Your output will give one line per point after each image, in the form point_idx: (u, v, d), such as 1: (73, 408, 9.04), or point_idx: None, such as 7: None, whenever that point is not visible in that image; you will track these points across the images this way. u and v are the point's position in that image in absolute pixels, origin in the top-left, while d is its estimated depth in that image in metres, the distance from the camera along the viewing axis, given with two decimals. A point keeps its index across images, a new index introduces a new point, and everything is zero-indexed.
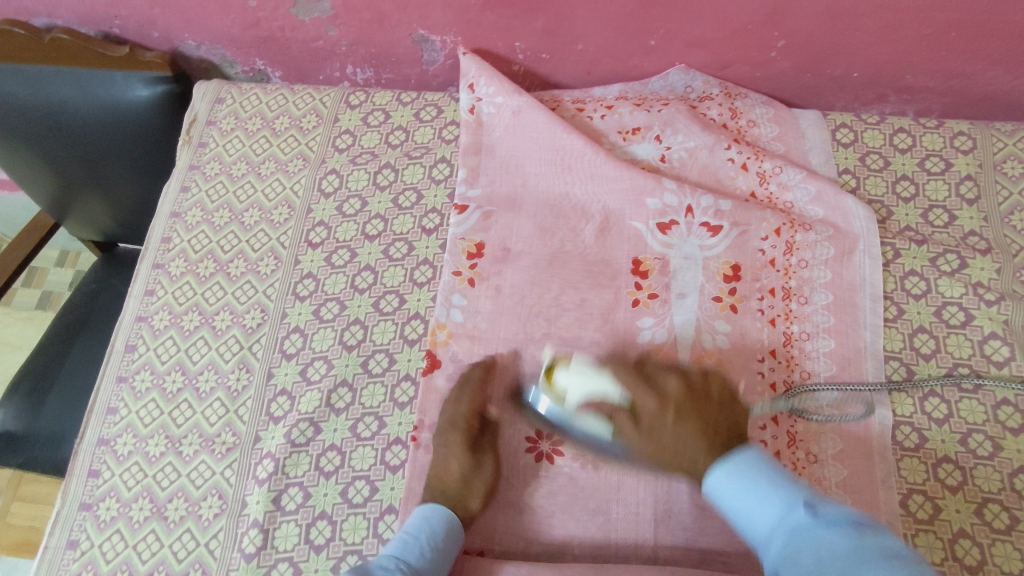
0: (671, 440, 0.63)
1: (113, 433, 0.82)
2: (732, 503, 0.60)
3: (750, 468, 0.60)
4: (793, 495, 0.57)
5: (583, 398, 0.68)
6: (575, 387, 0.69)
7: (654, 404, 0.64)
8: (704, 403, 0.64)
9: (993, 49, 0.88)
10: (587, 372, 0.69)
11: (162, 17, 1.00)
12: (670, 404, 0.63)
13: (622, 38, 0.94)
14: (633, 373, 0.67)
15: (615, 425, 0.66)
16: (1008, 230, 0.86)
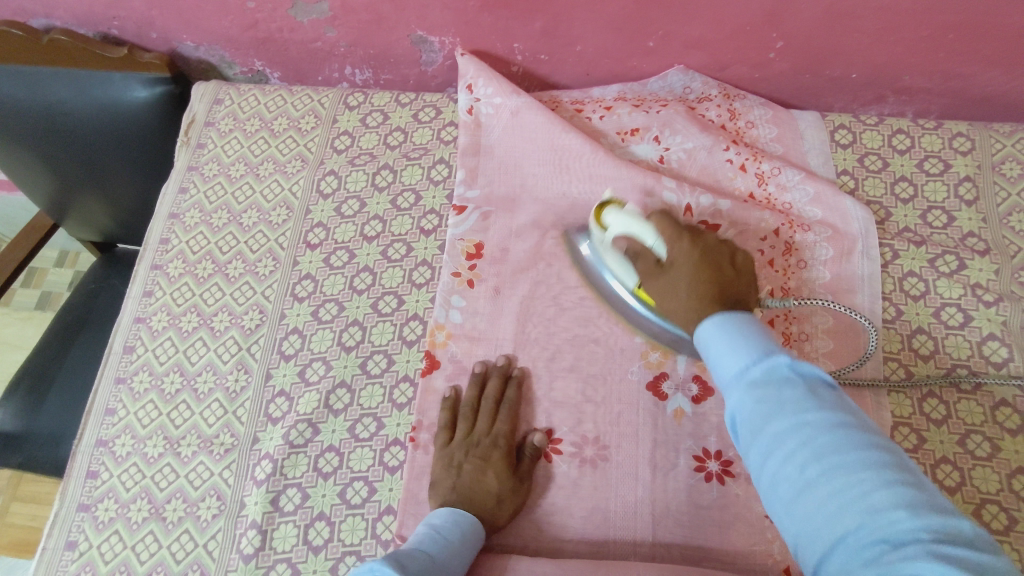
0: (683, 276, 0.68)
1: (111, 434, 0.82)
2: (713, 346, 0.61)
3: (738, 323, 0.61)
4: (775, 351, 0.57)
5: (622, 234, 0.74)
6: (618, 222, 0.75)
7: (684, 245, 0.69)
8: (727, 266, 0.68)
9: (991, 50, 0.88)
10: (637, 216, 0.74)
11: (161, 19, 1.01)
12: (698, 250, 0.69)
13: (621, 40, 0.94)
14: (676, 225, 0.71)
15: (644, 260, 0.72)
16: (1007, 231, 0.86)
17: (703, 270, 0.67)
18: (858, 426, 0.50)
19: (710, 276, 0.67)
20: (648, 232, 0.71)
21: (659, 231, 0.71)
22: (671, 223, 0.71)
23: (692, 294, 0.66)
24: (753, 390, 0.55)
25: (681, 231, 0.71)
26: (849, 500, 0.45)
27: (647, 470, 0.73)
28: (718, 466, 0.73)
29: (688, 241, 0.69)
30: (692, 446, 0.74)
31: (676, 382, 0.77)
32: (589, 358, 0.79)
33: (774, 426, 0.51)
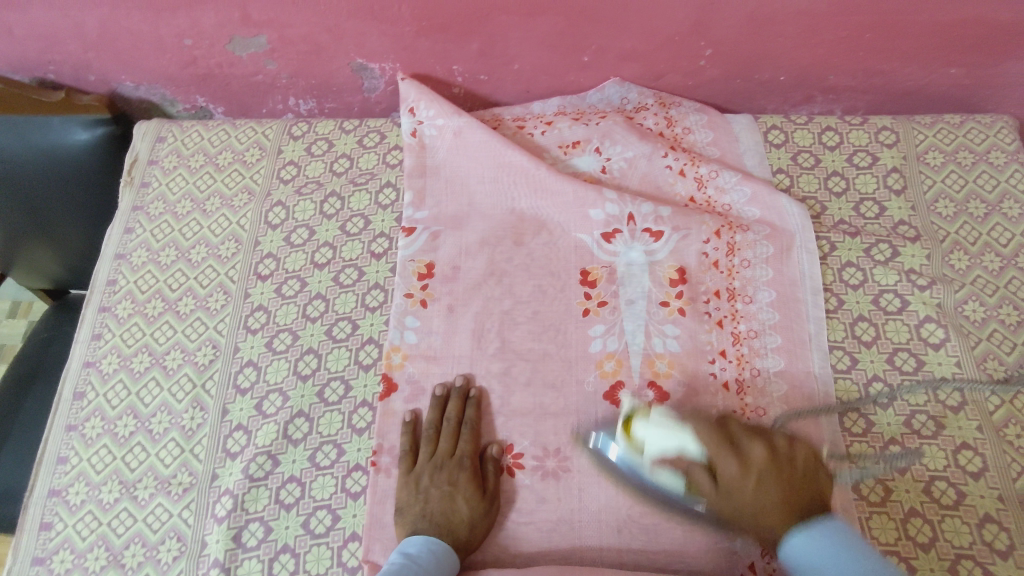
0: (750, 502, 0.62)
1: (64, 484, 0.80)
2: (813, 560, 0.58)
3: (836, 531, 0.59)
4: (883, 568, 0.55)
5: (659, 450, 0.67)
6: (655, 436, 0.68)
7: (736, 468, 0.63)
8: (794, 472, 0.64)
9: (904, 47, 0.92)
10: (668, 419, 0.68)
11: (97, 60, 1.01)
12: (753, 469, 0.63)
13: (556, 57, 0.97)
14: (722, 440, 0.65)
15: (693, 482, 0.65)
16: (935, 217, 0.90)
17: (771, 488, 0.62)
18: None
19: (783, 496, 0.62)
20: (693, 443, 0.66)
21: (702, 442, 0.65)
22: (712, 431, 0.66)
23: (768, 518, 0.61)
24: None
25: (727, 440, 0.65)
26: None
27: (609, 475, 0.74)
28: None
29: (735, 459, 0.64)
30: None
31: (632, 388, 0.78)
32: (545, 369, 0.80)
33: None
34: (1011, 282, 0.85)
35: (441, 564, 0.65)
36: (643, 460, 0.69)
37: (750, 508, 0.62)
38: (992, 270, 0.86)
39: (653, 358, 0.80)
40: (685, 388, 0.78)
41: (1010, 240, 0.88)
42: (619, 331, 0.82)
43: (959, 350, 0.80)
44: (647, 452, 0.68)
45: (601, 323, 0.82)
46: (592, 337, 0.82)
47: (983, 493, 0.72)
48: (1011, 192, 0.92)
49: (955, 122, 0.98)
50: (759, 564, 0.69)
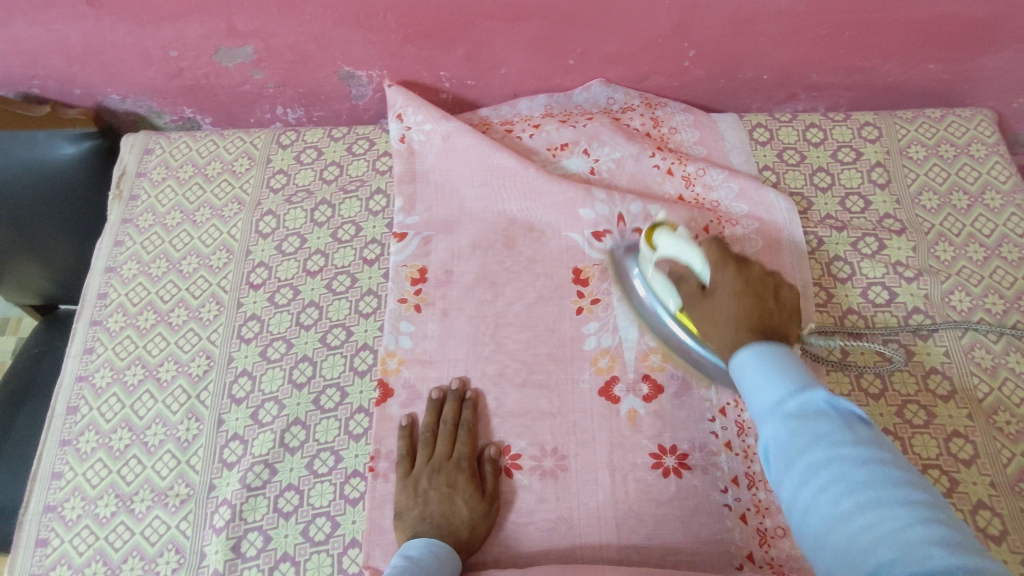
0: (726, 301, 0.68)
1: (59, 499, 0.79)
2: (749, 374, 0.59)
3: (772, 353, 0.60)
4: (811, 384, 0.56)
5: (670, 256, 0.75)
6: (666, 241, 0.75)
7: (729, 274, 0.70)
8: (773, 303, 0.67)
9: (883, 44, 0.94)
10: (688, 238, 0.74)
11: (83, 74, 1.01)
12: (744, 279, 0.69)
13: (542, 61, 0.98)
14: (726, 256, 0.71)
15: (687, 286, 0.74)
16: (920, 210, 0.92)
17: (748, 299, 0.67)
18: (892, 461, 0.49)
19: (754, 306, 0.66)
20: (696, 255, 0.72)
21: (706, 256, 0.72)
22: (717, 249, 0.72)
23: (732, 322, 0.66)
24: (792, 420, 0.54)
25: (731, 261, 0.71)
26: (889, 548, 0.43)
27: (607, 473, 0.74)
28: (674, 460, 0.74)
29: (732, 270, 0.70)
30: (648, 444, 0.75)
31: (626, 384, 0.79)
32: (540, 370, 0.81)
33: (807, 456, 0.50)
34: (995, 272, 0.86)
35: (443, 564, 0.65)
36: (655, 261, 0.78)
37: (723, 307, 0.68)
38: (976, 261, 0.87)
39: (646, 352, 0.81)
40: (679, 383, 0.79)
41: (993, 230, 0.89)
42: (612, 328, 0.82)
43: (947, 340, 0.81)
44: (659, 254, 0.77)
45: (594, 321, 0.83)
46: (586, 334, 0.82)
47: (975, 480, 0.73)
48: (992, 184, 0.93)
49: (936, 117, 1.00)
50: (757, 554, 0.70)
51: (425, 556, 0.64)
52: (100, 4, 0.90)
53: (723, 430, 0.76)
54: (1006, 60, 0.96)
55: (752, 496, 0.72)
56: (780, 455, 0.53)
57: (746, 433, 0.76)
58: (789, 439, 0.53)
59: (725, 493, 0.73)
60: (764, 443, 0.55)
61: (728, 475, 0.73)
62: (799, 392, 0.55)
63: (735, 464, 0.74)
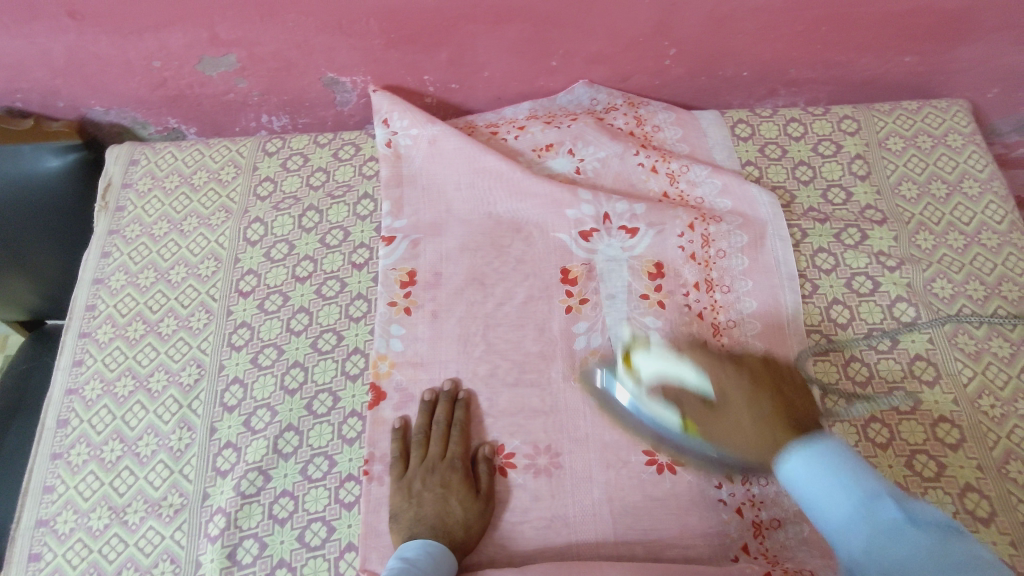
0: (742, 411, 0.69)
1: (51, 513, 0.79)
2: (812, 485, 0.59)
3: (829, 451, 0.60)
4: (882, 491, 0.56)
5: (658, 376, 0.74)
6: (652, 363, 0.75)
7: (732, 372, 0.72)
8: (783, 385, 0.72)
9: (859, 38, 0.96)
10: (665, 351, 0.76)
11: (66, 87, 1.00)
12: (744, 372, 0.72)
13: (525, 62, 0.98)
14: (717, 360, 0.73)
15: (686, 406, 0.72)
16: (900, 200, 0.93)
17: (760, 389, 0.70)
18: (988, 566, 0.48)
19: (781, 406, 0.68)
20: (688, 365, 0.73)
21: (697, 361, 0.73)
22: (706, 354, 0.74)
23: (766, 425, 0.66)
24: (874, 537, 0.53)
25: (722, 361, 0.73)
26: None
27: (601, 470, 0.75)
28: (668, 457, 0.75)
29: (730, 365, 0.73)
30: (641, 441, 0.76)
31: None
32: (532, 369, 0.81)
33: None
34: (976, 259, 0.88)
35: (440, 564, 0.65)
36: (642, 392, 0.75)
37: (743, 416, 0.68)
38: (957, 248, 0.89)
39: None
40: None
41: (972, 218, 0.91)
42: (602, 326, 0.83)
43: (930, 327, 0.83)
44: (646, 380, 0.75)
45: (584, 320, 0.84)
46: (577, 334, 0.83)
47: (962, 464, 0.74)
48: (970, 172, 0.95)
49: (913, 108, 1.02)
50: (753, 546, 0.70)
51: (422, 556, 0.65)
52: (82, 16, 0.90)
53: None
54: (980, 51, 0.98)
55: (747, 490, 0.73)
56: None
57: None
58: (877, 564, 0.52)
59: (720, 489, 0.73)
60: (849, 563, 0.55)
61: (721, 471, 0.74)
62: (872, 502, 0.55)
63: None
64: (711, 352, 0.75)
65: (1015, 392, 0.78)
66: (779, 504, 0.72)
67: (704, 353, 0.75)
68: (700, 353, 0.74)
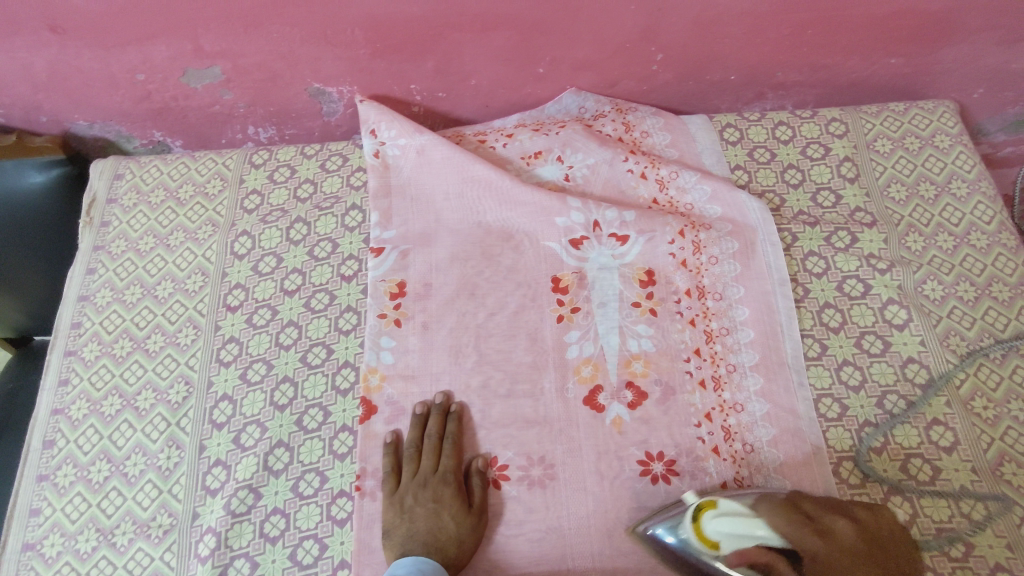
0: None
1: (38, 536, 0.78)
2: None
3: None
4: None
5: (737, 546, 0.61)
6: (728, 531, 0.62)
7: (824, 547, 0.59)
8: (881, 553, 0.60)
9: (846, 41, 0.96)
10: (738, 512, 0.63)
11: (48, 101, 0.99)
12: (838, 547, 0.59)
13: (511, 70, 0.98)
14: (801, 524, 0.61)
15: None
16: (889, 202, 0.93)
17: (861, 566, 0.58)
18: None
19: None
20: (766, 530, 0.61)
21: (778, 527, 0.60)
22: (786, 517, 0.61)
23: None
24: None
25: (807, 523, 0.61)
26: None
27: (595, 481, 0.74)
28: (662, 467, 0.75)
29: (818, 537, 0.60)
30: (635, 451, 0.76)
31: (610, 392, 0.79)
32: (524, 380, 0.80)
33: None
34: (966, 260, 0.88)
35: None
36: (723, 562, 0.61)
37: None
38: (946, 249, 0.89)
39: (629, 359, 0.81)
40: (662, 387, 0.79)
41: (961, 219, 0.91)
42: (594, 336, 0.82)
43: (922, 329, 0.82)
44: (725, 551, 0.62)
45: (576, 330, 0.83)
46: (569, 343, 0.82)
47: (957, 467, 0.73)
48: (958, 173, 0.95)
49: (900, 110, 1.02)
50: None
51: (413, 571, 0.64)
52: (63, 30, 0.88)
53: (710, 435, 0.76)
54: (964, 52, 0.98)
55: None
56: None
57: (732, 437, 0.76)
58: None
59: None
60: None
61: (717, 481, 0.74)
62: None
63: (723, 467, 0.74)
64: (793, 511, 0.62)
65: (1008, 393, 0.78)
66: None
67: (783, 509, 0.62)
68: (780, 513, 0.62)
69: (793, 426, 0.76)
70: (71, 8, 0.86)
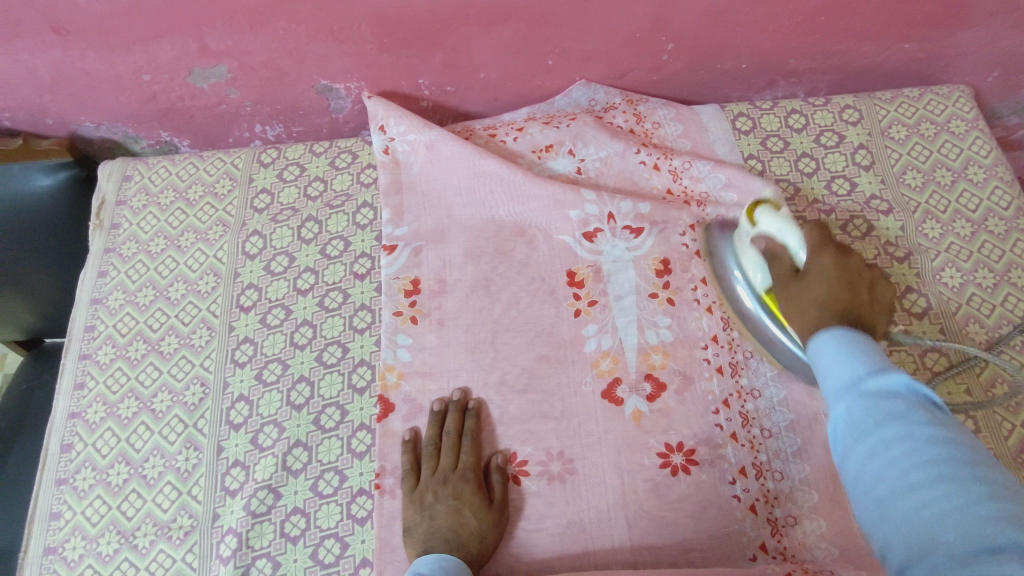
0: (816, 283, 0.68)
1: (59, 540, 0.77)
2: (822, 357, 0.57)
3: (847, 338, 0.57)
4: (886, 369, 0.53)
5: (769, 233, 0.76)
6: (767, 221, 0.76)
7: (823, 260, 0.69)
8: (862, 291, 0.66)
9: (859, 26, 0.95)
10: (791, 219, 0.75)
11: (54, 104, 0.99)
12: (835, 267, 0.68)
13: (520, 63, 0.97)
14: (824, 238, 0.72)
15: (782, 263, 0.74)
16: (906, 189, 0.93)
17: (837, 279, 0.67)
18: (955, 436, 0.48)
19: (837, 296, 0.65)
20: (796, 237, 0.73)
21: (806, 238, 0.73)
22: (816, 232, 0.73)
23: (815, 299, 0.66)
24: (865, 402, 0.52)
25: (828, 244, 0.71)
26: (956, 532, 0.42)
27: (615, 474, 0.74)
28: (682, 458, 0.74)
29: (829, 254, 0.70)
30: (655, 444, 0.75)
31: (629, 384, 0.79)
32: (541, 375, 0.80)
33: (880, 430, 0.49)
34: (984, 246, 0.87)
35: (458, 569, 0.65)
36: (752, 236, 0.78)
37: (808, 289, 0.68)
38: (964, 236, 0.88)
39: (647, 352, 0.80)
40: (681, 378, 0.78)
41: (978, 205, 0.90)
42: (611, 329, 0.82)
43: (941, 318, 0.82)
44: (755, 231, 0.78)
45: (593, 323, 0.83)
46: (586, 337, 0.82)
47: None
48: (974, 159, 0.94)
49: (914, 96, 1.01)
50: (770, 544, 0.70)
51: (440, 562, 0.65)
52: (67, 31, 0.88)
53: (728, 421, 0.76)
54: (979, 35, 0.97)
55: (761, 486, 0.72)
56: (850, 437, 0.51)
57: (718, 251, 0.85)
58: (862, 417, 0.51)
59: (735, 486, 0.72)
60: (834, 420, 0.54)
61: (736, 467, 0.73)
62: (877, 375, 0.53)
63: (743, 455, 0.74)
64: (826, 238, 0.72)
65: None
66: (793, 499, 0.72)
67: (817, 228, 0.74)
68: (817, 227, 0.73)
69: (808, 412, 0.76)
70: (75, 9, 0.85)
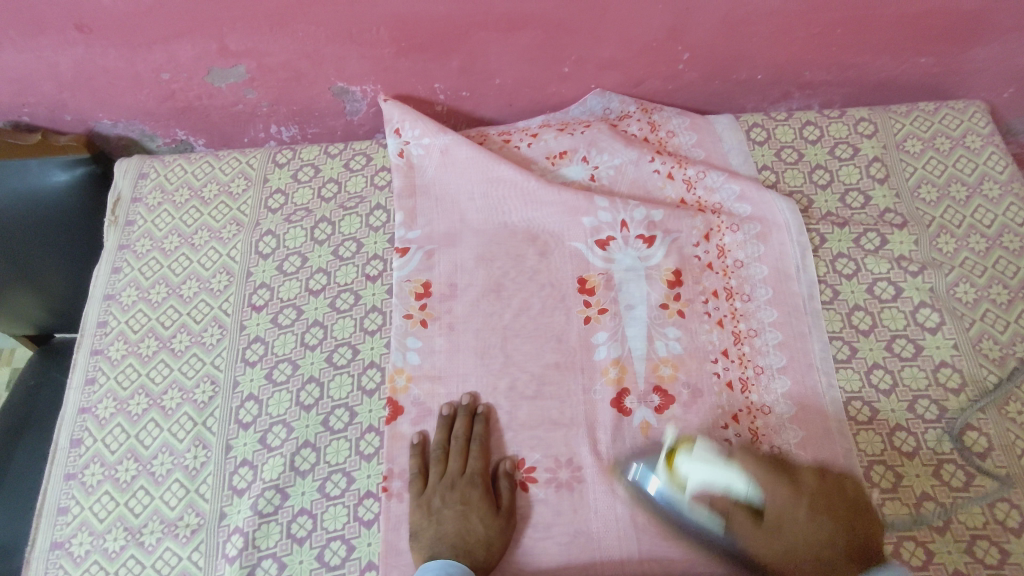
0: (802, 530, 0.61)
1: (66, 535, 0.77)
2: None
3: None
4: None
5: (703, 485, 0.65)
6: (700, 472, 0.66)
7: (786, 494, 0.62)
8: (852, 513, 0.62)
9: (875, 40, 0.95)
10: (713, 458, 0.66)
11: (73, 100, 0.99)
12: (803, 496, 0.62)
13: (536, 69, 0.97)
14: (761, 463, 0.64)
15: (735, 522, 0.63)
16: (920, 203, 0.92)
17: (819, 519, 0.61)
18: None
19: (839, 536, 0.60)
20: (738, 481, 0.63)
21: (749, 474, 0.64)
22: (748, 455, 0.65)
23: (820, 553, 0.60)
24: None
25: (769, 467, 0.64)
26: None
27: (624, 484, 0.74)
28: None
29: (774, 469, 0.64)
30: None
31: (638, 395, 0.78)
32: (551, 382, 0.80)
33: None
34: (998, 262, 0.86)
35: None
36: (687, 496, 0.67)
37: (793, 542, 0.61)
38: (979, 252, 0.88)
39: (657, 362, 0.80)
40: (690, 390, 0.78)
41: (993, 221, 0.90)
42: (622, 338, 0.82)
43: (954, 333, 0.81)
44: (690, 487, 0.66)
45: (603, 331, 0.82)
46: (596, 344, 0.82)
47: (991, 472, 0.72)
48: (990, 174, 0.94)
49: (930, 110, 1.00)
50: None
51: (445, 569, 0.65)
52: (90, 29, 0.88)
53: (738, 437, 0.75)
54: (996, 50, 0.96)
55: None
56: None
57: (725, 255, 0.86)
58: None
59: None
60: None
61: None
62: None
63: None
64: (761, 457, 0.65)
65: None
66: None
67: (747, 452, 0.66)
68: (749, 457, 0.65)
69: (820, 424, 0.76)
70: (98, 7, 0.86)
